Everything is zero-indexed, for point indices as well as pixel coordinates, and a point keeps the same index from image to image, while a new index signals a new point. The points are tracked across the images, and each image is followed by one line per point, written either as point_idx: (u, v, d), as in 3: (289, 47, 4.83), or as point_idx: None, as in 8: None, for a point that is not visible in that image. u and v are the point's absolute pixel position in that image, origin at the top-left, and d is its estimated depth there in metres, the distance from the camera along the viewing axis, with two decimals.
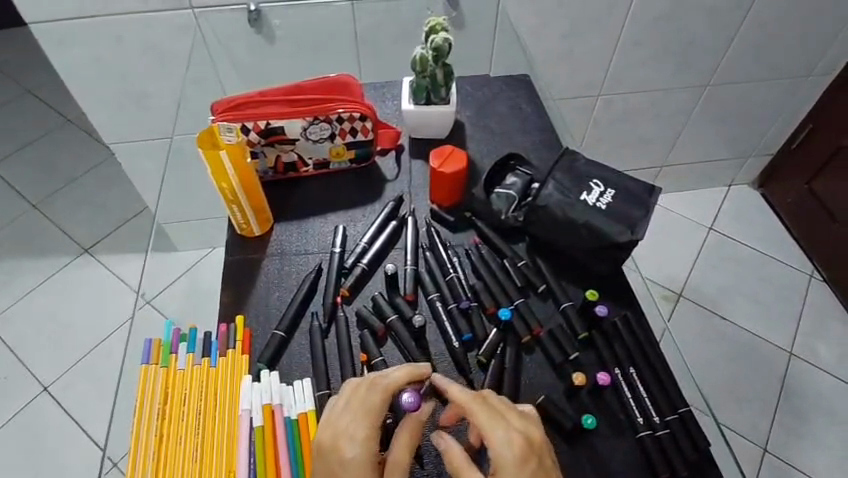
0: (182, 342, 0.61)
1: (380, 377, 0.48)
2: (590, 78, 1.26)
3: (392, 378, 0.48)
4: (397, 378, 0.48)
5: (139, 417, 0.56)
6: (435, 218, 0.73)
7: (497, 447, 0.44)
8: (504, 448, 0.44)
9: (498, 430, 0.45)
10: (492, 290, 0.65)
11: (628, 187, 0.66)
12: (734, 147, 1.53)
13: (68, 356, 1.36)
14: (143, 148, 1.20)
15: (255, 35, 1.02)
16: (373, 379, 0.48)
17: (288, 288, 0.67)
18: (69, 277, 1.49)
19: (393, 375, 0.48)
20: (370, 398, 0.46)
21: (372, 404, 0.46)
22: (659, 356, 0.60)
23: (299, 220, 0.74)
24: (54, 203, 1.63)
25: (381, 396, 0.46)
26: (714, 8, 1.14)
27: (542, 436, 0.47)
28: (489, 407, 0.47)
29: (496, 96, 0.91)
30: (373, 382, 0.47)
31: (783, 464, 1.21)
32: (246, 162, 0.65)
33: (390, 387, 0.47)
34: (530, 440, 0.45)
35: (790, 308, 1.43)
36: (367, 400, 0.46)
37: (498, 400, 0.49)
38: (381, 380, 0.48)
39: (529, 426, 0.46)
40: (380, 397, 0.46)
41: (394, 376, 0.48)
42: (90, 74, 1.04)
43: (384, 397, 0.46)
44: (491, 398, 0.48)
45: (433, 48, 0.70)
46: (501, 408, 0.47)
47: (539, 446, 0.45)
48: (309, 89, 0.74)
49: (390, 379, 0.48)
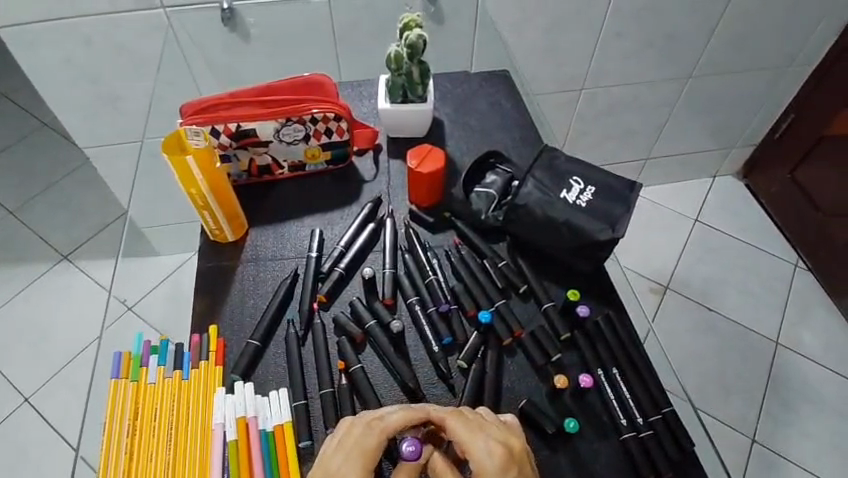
0: (153, 354, 0.59)
1: (377, 419, 0.47)
2: (573, 72, 1.25)
3: (389, 421, 0.46)
4: (393, 422, 0.46)
5: (108, 435, 0.54)
6: (413, 218, 0.72)
7: (479, 461, 0.44)
8: (488, 462, 0.43)
9: (479, 442, 0.45)
10: (473, 292, 0.63)
11: (608, 183, 0.65)
12: (717, 138, 1.53)
13: (48, 365, 1.33)
14: (117, 152, 1.17)
15: (229, 34, 1.00)
16: (371, 420, 0.47)
17: (263, 294, 0.65)
18: (48, 284, 1.46)
19: (390, 418, 0.47)
20: (365, 441, 0.45)
21: (365, 447, 0.45)
22: (642, 356, 0.59)
23: (275, 224, 0.72)
24: (31, 209, 1.59)
25: (375, 439, 0.45)
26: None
27: (523, 444, 0.47)
28: (469, 423, 0.46)
29: (475, 93, 0.90)
30: (370, 424, 0.46)
31: (771, 454, 1.21)
32: (215, 166, 0.63)
33: (386, 431, 0.46)
34: (513, 450, 0.45)
35: (775, 298, 1.44)
36: (361, 442, 0.45)
37: (477, 413, 0.48)
38: (378, 422, 0.46)
39: (509, 436, 0.46)
40: (375, 441, 0.45)
41: (391, 419, 0.46)
42: (61, 77, 1.01)
43: (378, 440, 0.45)
44: (469, 413, 0.48)
45: (408, 45, 0.68)
46: (479, 420, 0.47)
47: (523, 457, 0.45)
48: (281, 89, 0.72)
49: (386, 422, 0.46)
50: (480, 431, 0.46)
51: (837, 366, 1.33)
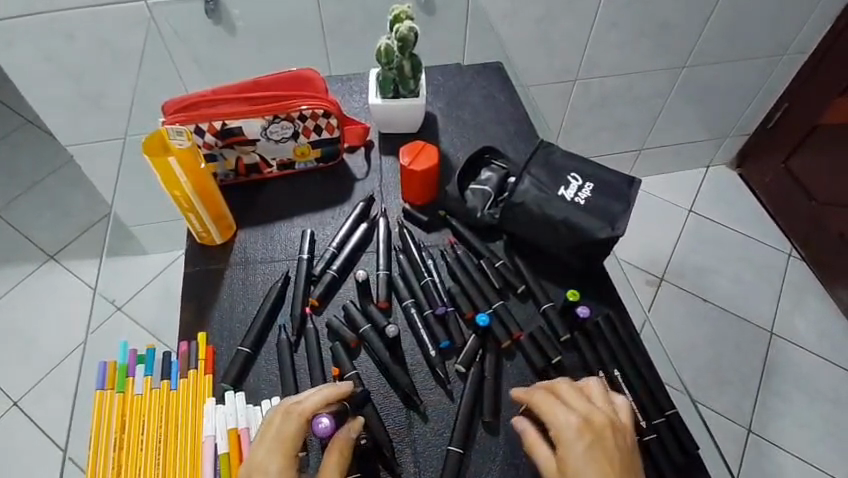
0: (140, 364, 0.56)
1: (295, 405, 0.48)
2: (566, 63, 1.23)
3: (306, 403, 0.48)
4: (311, 404, 0.48)
5: (94, 448, 0.51)
6: (407, 217, 0.69)
7: (560, 431, 0.47)
8: (571, 436, 0.46)
9: (562, 417, 0.48)
10: (470, 294, 0.61)
11: (607, 179, 0.63)
12: (711, 128, 1.52)
13: (36, 368, 1.30)
14: (101, 150, 1.13)
15: (213, 27, 0.96)
16: (288, 407, 0.48)
17: (253, 299, 0.63)
18: (35, 286, 1.42)
19: (308, 401, 0.48)
20: (285, 428, 0.47)
21: (286, 434, 0.47)
22: (643, 356, 0.58)
23: (264, 225, 0.69)
24: (16, 209, 1.55)
25: (294, 425, 0.47)
26: None
27: (612, 421, 0.48)
28: (562, 397, 0.50)
29: (469, 86, 0.87)
30: (287, 411, 0.48)
31: (766, 443, 1.21)
32: (200, 166, 0.60)
33: (304, 413, 0.48)
34: (600, 423, 0.47)
35: (770, 288, 1.43)
36: (281, 430, 0.47)
37: (570, 387, 0.50)
38: (295, 407, 0.48)
39: (596, 411, 0.48)
40: (296, 425, 0.47)
41: (308, 402, 0.48)
42: (40, 74, 0.98)
43: (297, 424, 0.47)
44: (562, 385, 0.50)
45: (398, 38, 0.66)
46: (571, 392, 0.49)
47: (611, 429, 0.47)
48: (267, 85, 0.69)
49: (304, 405, 0.48)
50: (568, 404, 0.49)
51: (831, 355, 1.33)
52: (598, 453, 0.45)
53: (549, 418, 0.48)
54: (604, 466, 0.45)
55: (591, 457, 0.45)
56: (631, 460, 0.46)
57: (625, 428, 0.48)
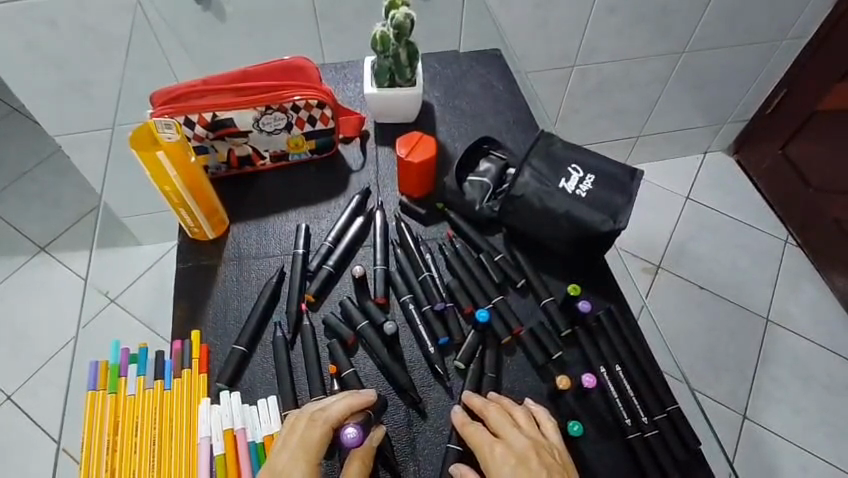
0: (132, 364, 0.55)
1: (320, 412, 0.49)
2: (564, 48, 1.21)
3: (330, 411, 0.48)
4: (336, 413, 0.48)
5: (87, 452, 0.50)
6: (404, 211, 0.68)
7: (487, 459, 0.48)
8: (499, 462, 0.47)
9: (489, 445, 0.48)
10: (469, 289, 0.60)
11: (608, 171, 0.62)
12: (709, 115, 1.51)
13: (29, 361, 1.28)
14: (90, 139, 1.11)
15: (203, 13, 0.96)
16: (313, 414, 0.49)
17: (248, 295, 0.61)
18: (26, 278, 1.40)
19: (332, 409, 0.49)
20: (309, 434, 0.48)
21: (310, 441, 0.47)
22: (645, 351, 0.57)
23: (258, 220, 0.68)
24: (5, 200, 1.52)
25: (320, 431, 0.47)
26: None
27: (544, 448, 0.48)
28: (490, 426, 0.50)
29: (467, 74, 0.85)
30: (313, 418, 0.48)
31: (761, 429, 1.22)
32: (190, 161, 0.58)
33: (329, 421, 0.48)
34: (522, 446, 0.48)
35: (767, 275, 1.43)
36: (306, 436, 0.47)
37: (501, 413, 0.51)
38: (320, 415, 0.48)
39: (523, 438, 0.48)
40: (321, 432, 0.47)
41: (334, 409, 0.49)
42: (23, 63, 0.95)
43: (322, 432, 0.47)
44: (490, 410, 0.51)
45: (394, 26, 0.64)
46: (497, 419, 0.50)
47: (536, 450, 0.47)
48: (259, 75, 0.67)
49: (328, 413, 0.48)
50: (495, 432, 0.49)
51: (826, 341, 1.34)
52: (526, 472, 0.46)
53: (480, 446, 0.49)
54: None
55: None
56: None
57: (552, 448, 0.49)
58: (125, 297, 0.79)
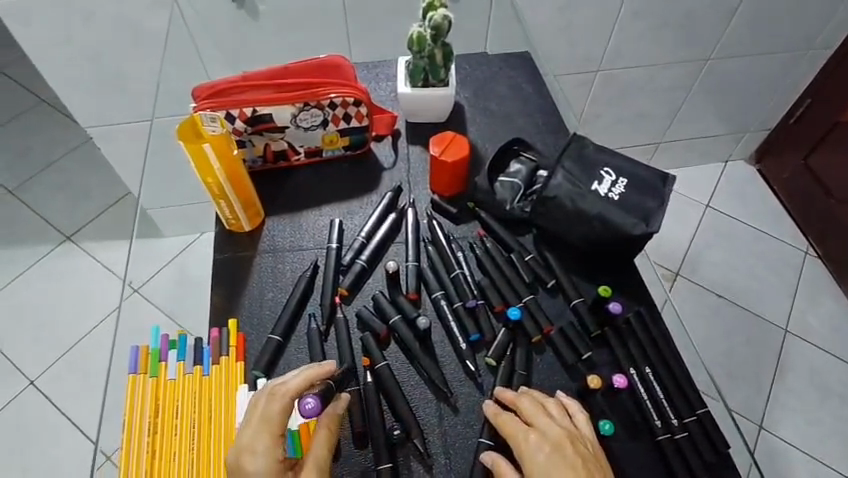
0: (172, 349, 0.57)
1: (279, 386, 0.48)
2: (589, 52, 1.21)
3: (290, 384, 0.48)
4: (294, 386, 0.48)
5: (128, 433, 0.52)
6: (436, 210, 0.69)
7: (522, 448, 0.48)
8: (533, 449, 0.47)
9: (524, 435, 0.48)
10: (500, 287, 0.61)
11: (640, 175, 0.62)
12: (731, 122, 1.50)
13: (54, 348, 1.31)
14: (121, 131, 1.13)
15: (237, 10, 0.98)
16: (272, 389, 0.48)
17: (282, 288, 0.63)
18: (52, 266, 1.43)
19: (290, 383, 0.48)
20: (269, 410, 0.46)
21: (272, 416, 0.46)
22: (675, 354, 0.57)
23: (292, 215, 0.69)
24: (32, 189, 1.55)
25: (279, 405, 0.46)
26: None
27: (578, 437, 0.49)
28: (522, 415, 0.51)
29: (496, 75, 0.87)
30: (272, 392, 0.47)
31: (777, 440, 1.21)
32: (233, 152, 0.60)
33: (288, 393, 0.47)
34: (556, 435, 0.48)
35: (785, 284, 1.42)
36: (266, 412, 0.46)
37: (535, 405, 0.51)
38: (279, 389, 0.48)
39: (556, 427, 0.49)
40: (279, 406, 0.46)
41: (291, 383, 0.48)
42: (62, 55, 0.97)
43: (282, 405, 0.46)
44: (523, 401, 0.51)
45: (432, 26, 0.65)
46: (531, 409, 0.50)
47: (569, 439, 0.48)
48: (298, 72, 0.69)
49: (287, 386, 0.48)
50: (527, 421, 0.50)
51: (844, 354, 1.32)
52: (561, 459, 0.46)
53: (513, 435, 0.49)
54: (567, 472, 0.45)
55: (554, 464, 0.46)
56: (596, 467, 0.47)
57: (584, 439, 0.49)
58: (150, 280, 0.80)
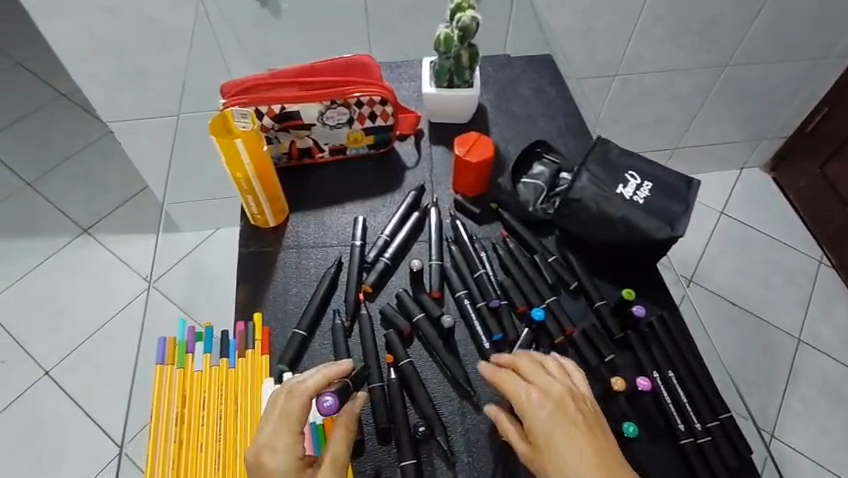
0: (198, 341, 0.58)
1: (297, 384, 0.47)
2: (608, 56, 1.21)
3: (309, 382, 0.47)
4: (313, 384, 0.47)
5: (156, 422, 0.53)
6: (459, 210, 0.70)
7: (522, 406, 0.47)
8: (535, 407, 0.46)
9: (525, 393, 0.47)
10: (523, 288, 0.62)
11: (665, 179, 0.63)
12: (748, 130, 1.50)
13: (69, 340, 1.33)
14: (142, 127, 1.15)
15: (260, 9, 0.99)
16: (291, 387, 0.47)
17: (306, 283, 0.63)
18: (68, 258, 1.45)
19: (309, 380, 0.48)
20: (289, 407, 0.46)
21: (292, 413, 0.46)
22: (698, 359, 0.58)
23: (317, 212, 0.70)
24: (50, 182, 1.57)
25: (298, 403, 0.46)
26: None
27: (579, 394, 0.47)
28: (523, 374, 0.49)
29: (518, 78, 0.87)
30: (291, 390, 0.47)
31: (789, 449, 1.20)
32: (263, 149, 0.61)
33: (307, 391, 0.47)
34: (558, 392, 0.47)
35: (799, 293, 1.41)
36: (286, 410, 0.46)
37: (534, 364, 0.50)
38: (298, 387, 0.47)
39: (557, 384, 0.47)
40: (299, 403, 0.46)
41: (310, 381, 0.47)
42: (86, 49, 0.98)
43: (302, 402, 0.46)
44: (523, 361, 0.50)
45: (460, 27, 0.66)
46: (531, 368, 0.49)
47: (571, 395, 0.46)
48: (325, 70, 0.69)
49: (306, 384, 0.47)
50: (528, 379, 0.49)
51: None
52: (564, 415, 0.45)
53: (515, 394, 0.48)
54: (569, 428, 0.44)
55: (557, 421, 0.44)
56: (598, 422, 0.45)
57: (586, 395, 0.48)
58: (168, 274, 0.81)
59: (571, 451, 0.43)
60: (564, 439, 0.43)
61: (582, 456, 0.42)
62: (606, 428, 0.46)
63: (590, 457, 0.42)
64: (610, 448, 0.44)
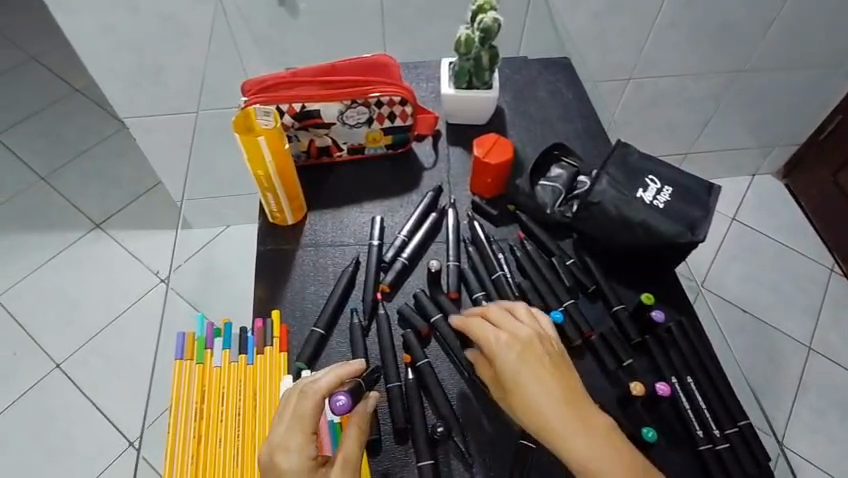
0: (218, 337, 0.58)
1: (310, 384, 0.47)
2: (622, 60, 1.21)
3: (321, 382, 0.47)
4: (326, 383, 0.47)
5: (175, 416, 0.53)
6: (477, 211, 0.70)
7: (492, 350, 0.48)
8: (504, 350, 0.48)
9: (494, 337, 0.49)
10: (541, 290, 0.62)
11: (685, 184, 0.62)
12: (762, 136, 1.49)
13: (80, 334, 1.33)
14: (157, 123, 1.15)
15: (277, 8, 0.99)
16: (304, 387, 0.47)
17: (324, 282, 0.64)
18: (80, 252, 1.46)
19: (322, 380, 0.47)
20: (302, 407, 0.45)
21: (305, 413, 0.45)
22: (717, 365, 0.57)
23: (334, 210, 0.70)
24: (63, 176, 1.58)
25: (312, 403, 0.46)
26: None
27: (547, 337, 0.49)
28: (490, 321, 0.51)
29: (535, 80, 0.87)
30: (304, 390, 0.47)
31: (798, 458, 1.19)
32: (285, 148, 0.61)
33: (320, 392, 0.46)
34: (526, 335, 0.48)
35: (811, 302, 1.40)
36: (298, 410, 0.45)
37: (503, 312, 0.51)
38: (310, 387, 0.47)
39: (525, 328, 0.49)
40: (312, 403, 0.46)
41: (322, 381, 0.47)
42: (103, 45, 0.99)
43: (314, 403, 0.46)
44: (493, 310, 0.52)
45: (482, 29, 0.66)
46: (499, 315, 0.51)
47: (538, 337, 0.48)
48: (345, 69, 0.70)
49: (319, 384, 0.47)
50: (496, 324, 0.50)
51: None
52: (531, 357, 0.47)
53: (484, 339, 0.49)
54: (537, 368, 0.46)
55: (526, 363, 0.46)
56: (564, 362, 0.48)
57: (552, 336, 0.50)
58: (181, 266, 0.81)
59: (541, 390, 0.45)
60: (533, 378, 0.45)
61: (550, 393, 0.45)
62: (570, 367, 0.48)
63: (557, 393, 0.45)
64: (575, 384, 0.47)
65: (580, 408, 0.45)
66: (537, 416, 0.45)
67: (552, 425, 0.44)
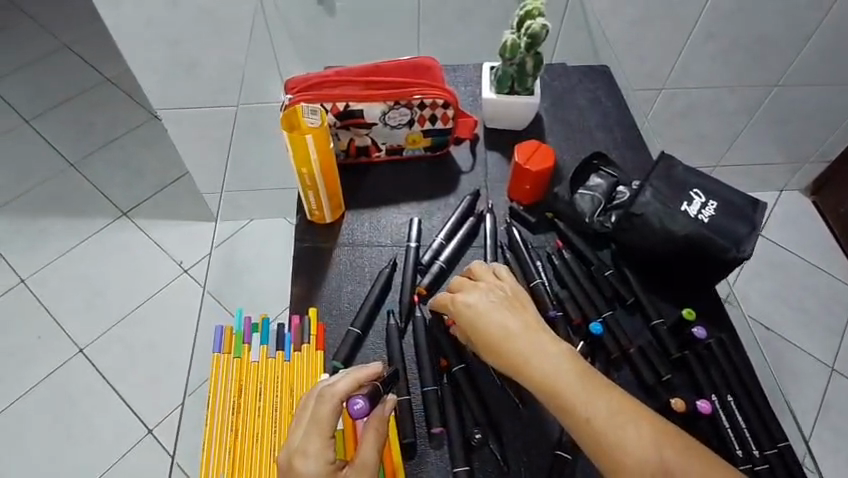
0: (255, 333, 0.59)
1: (328, 387, 0.46)
2: (657, 69, 1.19)
3: (339, 385, 0.46)
4: (344, 386, 0.46)
5: (213, 407, 0.54)
6: (514, 216, 0.69)
7: (456, 315, 0.51)
8: (463, 311, 0.51)
9: (453, 302, 0.52)
10: (579, 300, 0.61)
11: (731, 199, 0.61)
12: (793, 152, 1.46)
13: (104, 319, 1.35)
14: (190, 115, 1.16)
15: (316, 8, 1.00)
16: (322, 390, 0.46)
17: (360, 281, 0.64)
18: (107, 239, 1.47)
19: (340, 384, 0.46)
20: (319, 411, 0.45)
21: (322, 416, 0.44)
22: (757, 385, 0.56)
23: (372, 210, 0.70)
24: (91, 163, 1.60)
25: (330, 405, 0.45)
26: (793, 5, 1.07)
27: (500, 288, 0.52)
28: (451, 289, 0.54)
29: (574, 87, 0.86)
30: (321, 393, 0.46)
31: None
32: (329, 147, 0.61)
33: (337, 395, 0.45)
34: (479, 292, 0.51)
35: (836, 322, 1.38)
36: (316, 413, 0.45)
37: (461, 279, 0.55)
38: (328, 389, 0.46)
39: (478, 287, 0.52)
40: (331, 406, 0.45)
41: (340, 385, 0.46)
42: (143, 37, 1.00)
43: (332, 406, 0.45)
44: (452, 280, 0.55)
45: (529, 35, 0.65)
46: (457, 280, 0.54)
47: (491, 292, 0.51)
48: (389, 70, 0.70)
49: (336, 387, 0.46)
50: (456, 291, 0.53)
51: None
52: (488, 306, 0.50)
53: (445, 302, 0.53)
54: (491, 318, 0.49)
55: (484, 312, 0.49)
56: (522, 307, 0.50)
57: (508, 286, 0.52)
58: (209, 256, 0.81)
59: (500, 339, 0.48)
60: (491, 331, 0.48)
61: (509, 338, 0.47)
62: (531, 308, 0.51)
63: (514, 336, 0.47)
64: (535, 323, 0.49)
65: (539, 343, 0.47)
66: (505, 360, 0.47)
67: (517, 362, 0.46)
